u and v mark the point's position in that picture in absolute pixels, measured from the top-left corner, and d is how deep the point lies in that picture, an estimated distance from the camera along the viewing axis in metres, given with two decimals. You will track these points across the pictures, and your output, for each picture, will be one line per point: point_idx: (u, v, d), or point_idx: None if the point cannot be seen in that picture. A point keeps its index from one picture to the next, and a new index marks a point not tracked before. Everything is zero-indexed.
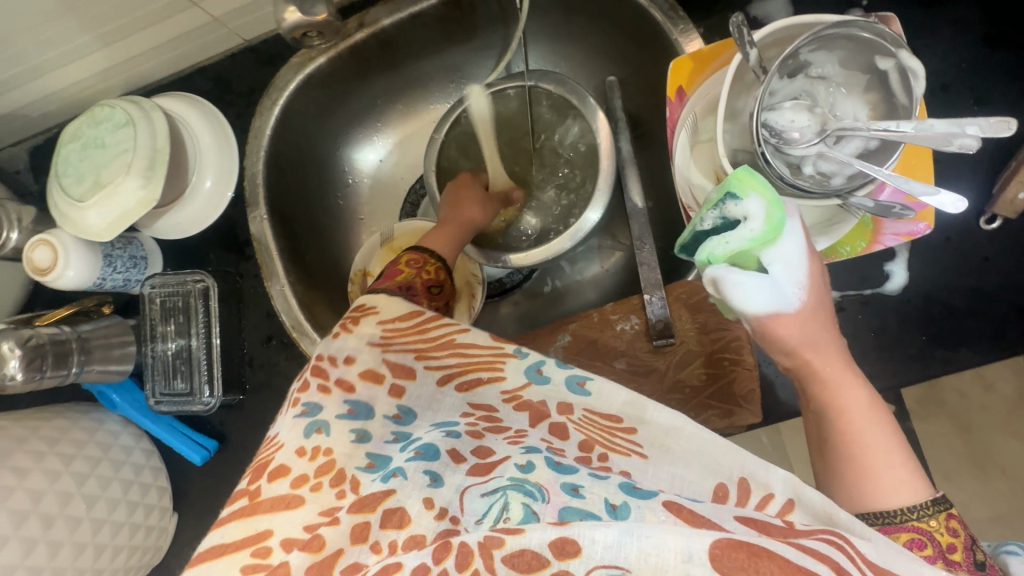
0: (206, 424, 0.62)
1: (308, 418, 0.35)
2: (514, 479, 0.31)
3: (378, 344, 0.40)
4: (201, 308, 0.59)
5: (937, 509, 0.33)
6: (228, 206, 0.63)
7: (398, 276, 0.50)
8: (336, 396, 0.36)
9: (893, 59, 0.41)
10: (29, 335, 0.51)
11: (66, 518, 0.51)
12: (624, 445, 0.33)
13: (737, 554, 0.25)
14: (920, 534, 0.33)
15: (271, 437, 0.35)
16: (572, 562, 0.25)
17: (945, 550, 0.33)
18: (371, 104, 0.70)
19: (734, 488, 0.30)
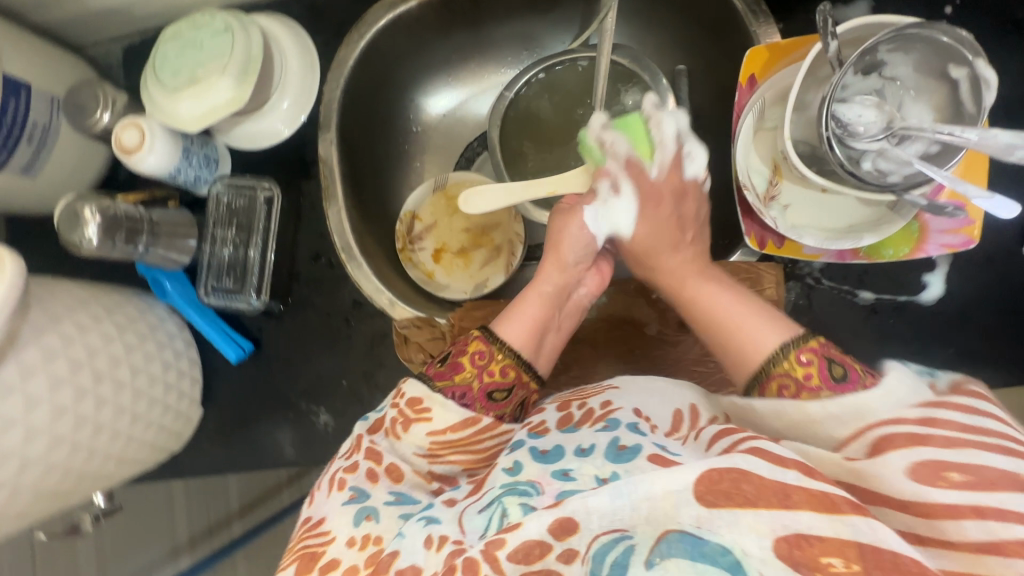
0: (245, 327, 0.65)
1: (358, 503, 0.39)
2: (505, 485, 0.36)
3: (424, 455, 0.43)
4: (263, 215, 0.62)
5: (790, 349, 0.40)
6: (301, 126, 0.66)
7: (460, 372, 0.46)
8: (384, 484, 0.41)
9: (968, 68, 0.42)
10: (110, 205, 0.53)
11: (113, 381, 0.53)
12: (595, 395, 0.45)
13: (721, 485, 0.29)
14: (782, 379, 0.40)
15: (322, 519, 0.39)
16: (573, 538, 0.31)
17: (802, 380, 0.39)
18: (446, 58, 0.73)
19: (686, 411, 0.42)
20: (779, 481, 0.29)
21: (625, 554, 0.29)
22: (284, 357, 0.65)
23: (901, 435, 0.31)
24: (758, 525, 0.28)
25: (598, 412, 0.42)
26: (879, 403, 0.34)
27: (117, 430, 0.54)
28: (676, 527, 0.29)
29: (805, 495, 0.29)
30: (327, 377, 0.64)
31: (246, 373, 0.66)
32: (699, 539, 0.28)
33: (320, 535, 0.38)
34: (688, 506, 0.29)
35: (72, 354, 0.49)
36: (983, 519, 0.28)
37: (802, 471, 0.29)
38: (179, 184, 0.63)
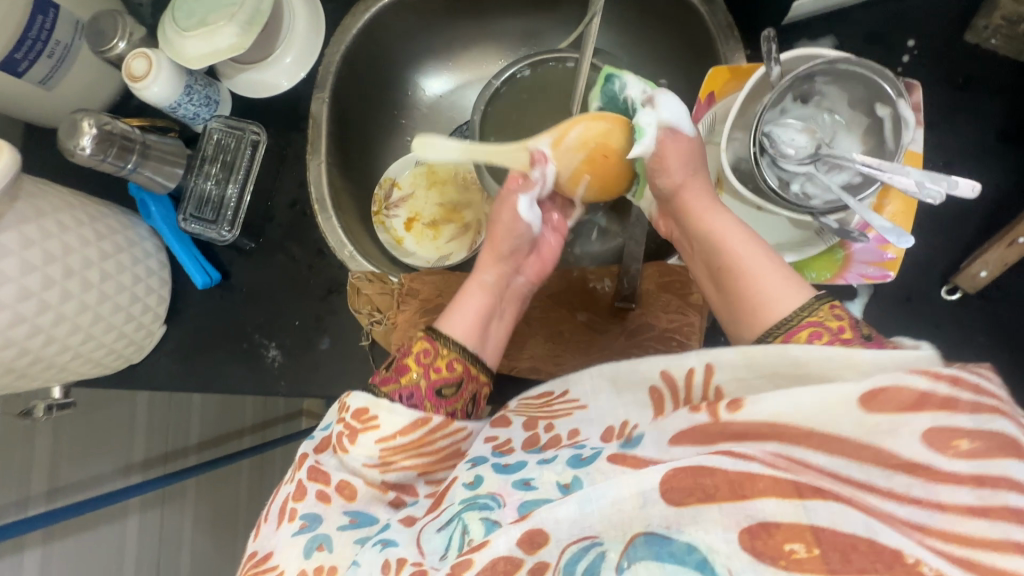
0: (217, 258, 0.70)
1: (309, 531, 0.45)
2: (465, 500, 0.40)
3: (375, 464, 0.47)
4: (246, 156, 0.67)
5: (822, 304, 0.40)
6: (299, 83, 0.71)
7: (405, 374, 0.50)
8: (336, 505, 0.47)
9: (892, 107, 0.46)
10: (108, 122, 0.58)
11: (82, 281, 0.57)
12: (563, 408, 0.45)
13: (682, 483, 0.30)
14: (815, 327, 0.39)
15: (270, 552, 0.45)
16: (541, 549, 0.33)
17: (837, 332, 0.39)
18: (448, 41, 0.78)
19: (663, 383, 0.39)
20: (741, 469, 0.30)
21: (599, 558, 0.32)
22: (249, 292, 0.69)
23: (908, 395, 0.29)
24: (722, 519, 0.29)
25: (563, 437, 0.43)
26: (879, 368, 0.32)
27: (79, 325, 0.58)
28: (643, 529, 0.31)
29: (768, 479, 0.29)
30: (283, 316, 0.68)
31: (212, 301, 0.70)
32: (666, 538, 0.30)
33: (267, 569, 0.44)
34: (657, 508, 0.31)
35: (47, 246, 0.54)
36: (984, 487, 0.26)
37: (764, 462, 0.30)
38: (179, 118, 0.68)
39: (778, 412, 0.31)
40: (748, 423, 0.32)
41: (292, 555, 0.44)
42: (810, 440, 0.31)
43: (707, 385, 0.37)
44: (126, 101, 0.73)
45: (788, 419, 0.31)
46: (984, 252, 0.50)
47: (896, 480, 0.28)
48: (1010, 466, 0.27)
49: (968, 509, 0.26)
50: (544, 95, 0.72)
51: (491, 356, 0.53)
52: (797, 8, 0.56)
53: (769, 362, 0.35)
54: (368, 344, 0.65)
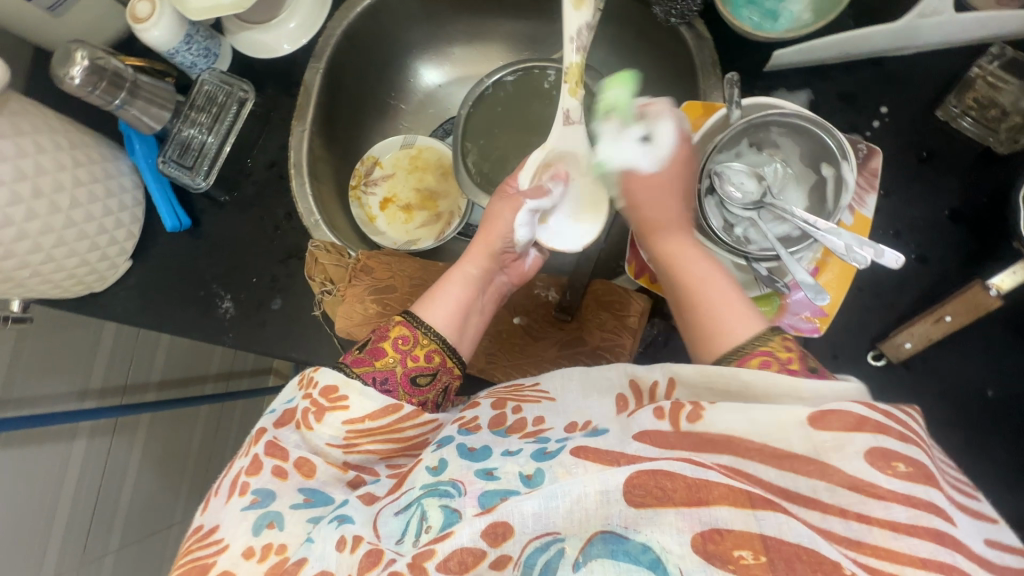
0: (191, 205, 0.72)
1: (258, 507, 0.44)
2: (425, 485, 0.41)
3: (339, 445, 0.48)
4: (231, 112, 0.69)
5: (771, 334, 0.41)
6: (298, 50, 0.73)
7: (382, 357, 0.52)
8: (292, 482, 0.46)
9: (835, 169, 0.47)
10: (101, 58, 0.60)
11: (50, 202, 0.59)
12: (533, 395, 0.48)
13: (643, 482, 0.33)
14: (765, 357, 0.39)
15: (216, 527, 0.44)
16: (506, 542, 0.34)
17: (784, 361, 0.39)
18: (452, 34, 0.80)
19: (629, 390, 0.44)
20: (699, 476, 0.32)
21: (558, 555, 0.34)
22: (215, 241, 0.72)
23: (825, 412, 0.33)
24: (677, 521, 0.31)
25: (530, 429, 0.45)
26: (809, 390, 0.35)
27: (40, 245, 0.60)
28: (601, 527, 0.33)
29: (724, 490, 0.31)
30: (243, 270, 0.70)
31: (178, 245, 0.73)
32: (623, 537, 0.32)
33: (212, 543, 0.43)
34: (618, 506, 0.33)
35: (19, 163, 0.56)
36: (917, 509, 0.29)
37: (723, 471, 0.33)
38: (176, 64, 0.70)
39: (735, 429, 0.35)
40: (713, 433, 0.35)
41: (242, 530, 0.43)
42: (758, 454, 0.34)
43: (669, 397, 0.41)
44: (130, 40, 0.75)
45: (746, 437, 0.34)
46: (911, 324, 0.52)
47: (826, 497, 0.31)
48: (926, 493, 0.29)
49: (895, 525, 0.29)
50: (531, 102, 0.74)
51: (466, 349, 0.55)
52: (777, 58, 0.57)
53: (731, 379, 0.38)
54: (321, 314, 0.67)
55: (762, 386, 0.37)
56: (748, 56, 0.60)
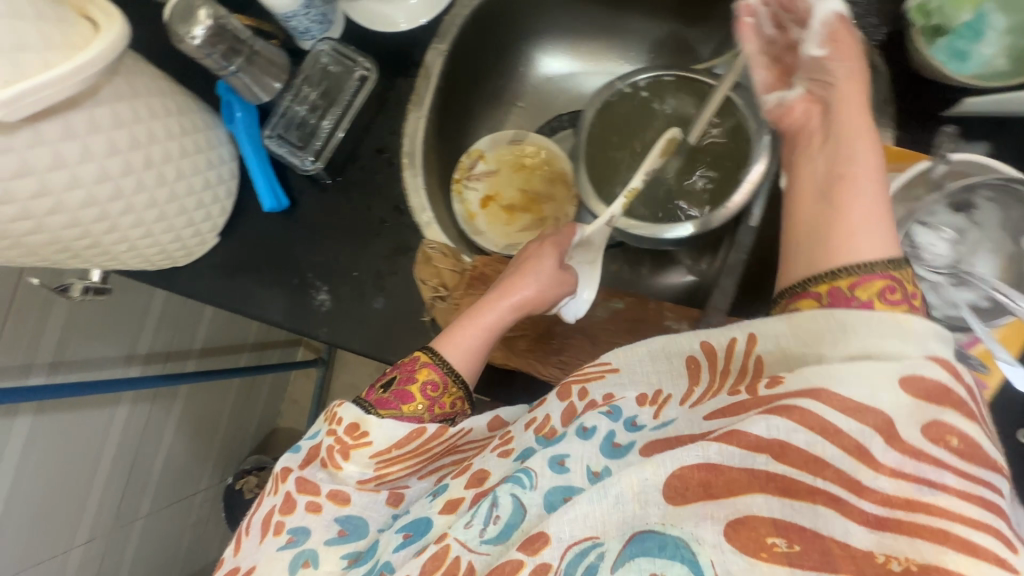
0: (288, 183, 0.67)
1: (292, 547, 0.46)
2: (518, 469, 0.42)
3: (370, 479, 0.48)
4: (351, 92, 0.63)
5: (891, 264, 0.38)
6: (419, 28, 0.66)
7: (409, 403, 0.51)
8: (321, 516, 0.47)
9: None
10: (225, 19, 0.55)
11: (158, 173, 0.54)
12: (597, 371, 0.43)
13: (690, 486, 0.33)
14: (892, 281, 0.37)
15: (252, 567, 0.46)
16: (544, 550, 0.35)
17: (906, 295, 0.38)
18: (574, 27, 0.76)
19: (701, 354, 0.39)
20: (745, 466, 0.32)
21: (598, 559, 0.34)
22: (312, 227, 0.67)
23: (927, 387, 0.31)
24: (714, 516, 0.32)
25: (599, 403, 0.42)
26: (937, 341, 0.32)
27: (142, 219, 0.55)
28: (636, 528, 0.34)
29: (765, 479, 0.31)
30: (342, 262, 0.66)
31: (271, 227, 0.68)
32: (655, 533, 0.33)
33: None
34: (653, 504, 0.33)
35: (135, 130, 0.50)
36: (967, 477, 0.29)
37: (773, 457, 0.31)
38: (288, 29, 0.64)
39: (822, 385, 0.32)
40: (790, 392, 0.32)
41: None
42: (852, 444, 0.30)
43: (750, 354, 0.37)
44: None
45: (840, 391, 0.31)
46: None
47: (882, 484, 0.30)
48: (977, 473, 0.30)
49: (936, 483, 0.29)
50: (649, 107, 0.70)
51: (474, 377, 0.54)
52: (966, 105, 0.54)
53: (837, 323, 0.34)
54: (429, 321, 0.62)
55: (868, 339, 0.33)
56: (925, 98, 0.56)
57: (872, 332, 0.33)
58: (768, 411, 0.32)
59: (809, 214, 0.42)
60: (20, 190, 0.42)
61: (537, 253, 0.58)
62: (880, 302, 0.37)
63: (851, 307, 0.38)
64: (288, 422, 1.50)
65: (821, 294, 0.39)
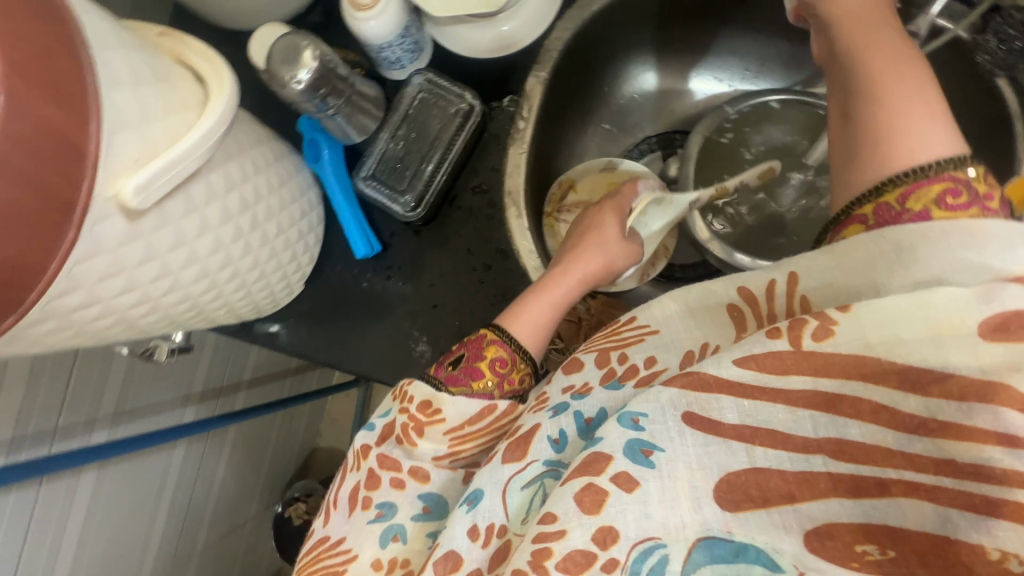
0: (378, 226, 0.62)
1: (382, 522, 0.44)
2: (550, 464, 0.38)
3: (445, 455, 0.45)
4: (453, 128, 0.58)
5: (953, 163, 0.35)
6: (517, 52, 0.61)
7: (480, 379, 0.48)
8: (406, 492, 0.45)
9: None
10: (329, 58, 0.49)
11: (262, 231, 0.49)
12: (635, 334, 0.39)
13: (743, 485, 0.30)
14: (954, 183, 0.34)
15: (343, 537, 0.45)
16: (612, 548, 0.31)
17: (981, 197, 0.34)
18: (667, 44, 0.71)
19: (740, 300, 0.37)
20: (800, 470, 0.30)
21: (661, 563, 0.30)
22: (406, 271, 0.62)
23: (1005, 317, 0.28)
24: (782, 520, 0.30)
25: (643, 372, 0.38)
26: (1002, 257, 0.31)
27: (244, 282, 0.51)
28: (700, 533, 0.30)
29: (830, 481, 0.29)
30: (441, 308, 0.61)
31: (360, 271, 0.63)
32: (726, 542, 0.30)
33: (341, 552, 0.44)
34: (710, 509, 0.30)
35: (244, 191, 0.45)
36: None
37: (829, 455, 0.29)
38: (377, 58, 0.58)
39: (870, 342, 0.29)
40: (839, 353, 0.29)
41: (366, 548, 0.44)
42: (893, 378, 0.29)
43: (793, 297, 0.36)
44: (307, 16, 0.63)
45: (881, 356, 0.29)
46: None
47: (991, 461, 0.27)
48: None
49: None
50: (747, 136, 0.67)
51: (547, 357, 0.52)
52: None
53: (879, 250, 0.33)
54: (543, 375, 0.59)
55: (929, 261, 0.32)
56: None
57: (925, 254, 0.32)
58: (815, 374, 0.30)
59: (842, 148, 0.39)
60: (142, 276, 0.38)
61: (598, 221, 0.56)
62: (938, 209, 0.34)
63: (903, 221, 0.35)
64: (330, 443, 1.46)
65: (866, 217, 0.37)
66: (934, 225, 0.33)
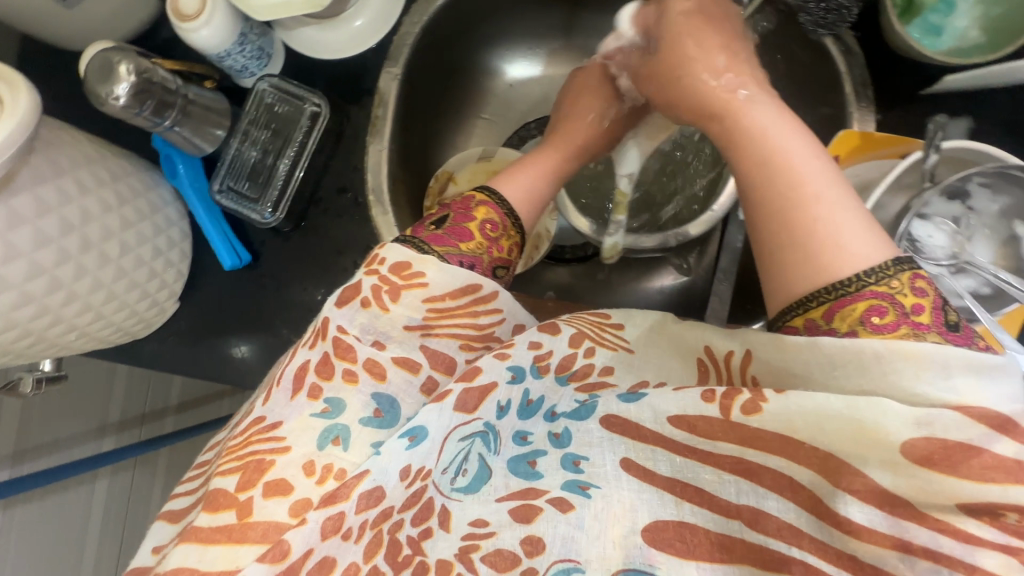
0: (247, 236, 0.62)
1: (326, 420, 0.34)
2: (487, 425, 0.37)
3: (417, 326, 0.37)
4: (304, 128, 0.59)
5: (899, 268, 0.30)
6: (367, 50, 0.61)
7: (469, 241, 0.43)
8: (364, 384, 0.36)
9: None
10: (148, 70, 0.49)
11: (100, 252, 0.49)
12: (613, 340, 0.37)
13: (669, 533, 0.35)
14: (880, 299, 0.30)
15: (279, 424, 0.34)
16: (538, 559, 0.36)
17: (908, 312, 0.30)
18: (533, 29, 0.72)
19: (708, 356, 0.34)
20: (723, 532, 0.33)
21: None
22: (281, 279, 0.62)
23: (934, 448, 0.26)
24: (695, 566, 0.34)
25: (591, 380, 0.37)
26: (937, 386, 0.26)
27: (90, 304, 0.50)
28: (624, 564, 0.35)
29: (744, 544, 0.33)
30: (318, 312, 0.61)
31: (236, 283, 0.63)
32: (646, 570, 0.35)
33: (270, 441, 0.33)
34: (636, 543, 0.35)
35: (65, 213, 0.45)
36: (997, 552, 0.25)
37: (745, 523, 0.32)
38: (223, 68, 0.58)
39: (794, 424, 0.29)
40: (764, 427, 0.30)
41: (302, 444, 0.34)
42: (814, 465, 0.29)
43: (745, 373, 0.33)
44: (154, 32, 0.62)
45: (805, 439, 0.29)
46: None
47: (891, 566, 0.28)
48: (968, 526, 0.26)
49: (933, 549, 0.27)
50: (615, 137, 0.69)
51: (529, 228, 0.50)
52: (945, 81, 0.53)
53: (789, 358, 0.30)
54: None
55: (857, 378, 0.28)
56: (903, 76, 0.55)
57: (853, 372, 0.28)
58: (741, 445, 0.31)
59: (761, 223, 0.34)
60: None
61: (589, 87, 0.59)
62: (865, 329, 0.30)
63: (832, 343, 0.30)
64: None
65: (797, 328, 0.32)
66: (846, 345, 0.28)
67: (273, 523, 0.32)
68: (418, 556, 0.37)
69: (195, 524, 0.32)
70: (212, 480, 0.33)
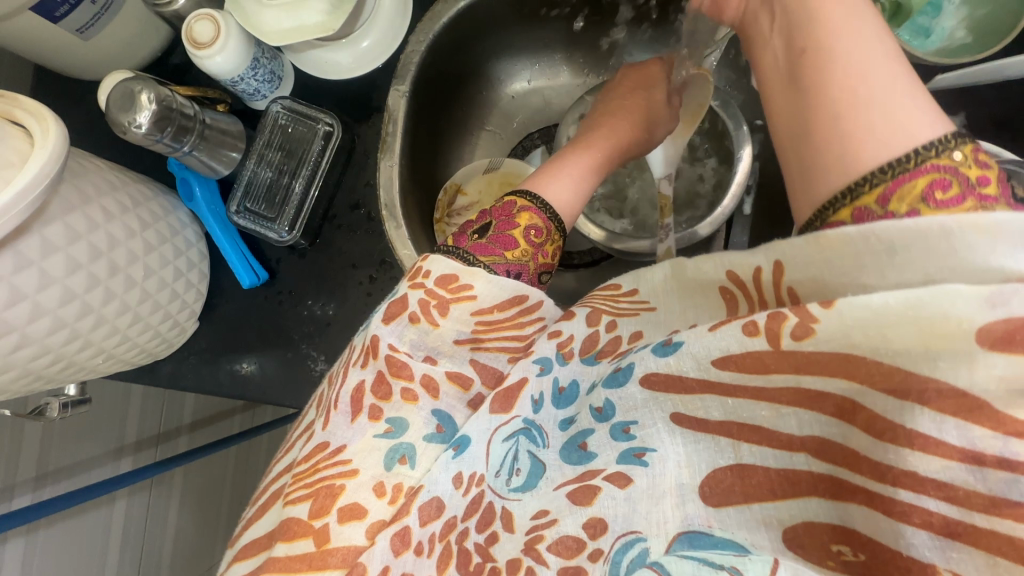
0: (264, 255, 0.63)
1: (392, 439, 0.36)
2: (526, 423, 0.37)
3: (467, 339, 0.39)
4: (318, 148, 0.60)
5: (961, 143, 0.30)
6: (374, 70, 0.63)
7: (513, 249, 0.44)
8: (423, 405, 0.37)
9: None
10: (167, 97, 0.51)
11: (126, 276, 0.50)
12: (631, 307, 0.36)
13: (724, 482, 0.30)
14: (942, 174, 0.30)
15: (344, 447, 0.35)
16: (602, 539, 0.33)
17: (975, 184, 0.29)
18: (533, 43, 0.74)
19: (732, 283, 0.31)
20: (784, 467, 0.29)
21: (642, 554, 0.32)
22: (297, 294, 0.63)
23: (1014, 327, 0.22)
24: (760, 516, 0.29)
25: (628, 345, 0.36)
26: (1011, 257, 0.23)
27: (116, 328, 0.51)
28: (682, 527, 0.31)
29: (810, 479, 0.28)
30: (335, 324, 0.63)
31: (253, 301, 0.64)
32: (705, 535, 0.31)
33: (338, 464, 0.35)
34: (693, 504, 0.31)
35: (93, 240, 0.46)
36: None
37: (812, 454, 0.28)
38: (235, 92, 0.60)
39: (860, 343, 0.25)
40: (821, 352, 0.26)
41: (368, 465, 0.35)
42: (878, 381, 0.25)
43: (779, 288, 0.29)
44: (166, 59, 0.64)
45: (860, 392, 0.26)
46: None
47: (955, 478, 0.24)
48: None
49: None
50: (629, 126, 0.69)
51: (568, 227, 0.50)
52: (937, 80, 0.54)
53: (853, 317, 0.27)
54: None
55: (921, 263, 0.25)
56: None
57: (916, 253, 0.25)
58: (796, 372, 0.27)
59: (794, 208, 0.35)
60: None
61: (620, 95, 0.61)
62: (927, 205, 0.29)
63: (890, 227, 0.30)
64: None
65: (846, 220, 0.31)
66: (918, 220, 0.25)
67: (351, 547, 0.33)
68: (488, 564, 0.36)
69: (275, 552, 0.33)
70: (283, 509, 0.34)
